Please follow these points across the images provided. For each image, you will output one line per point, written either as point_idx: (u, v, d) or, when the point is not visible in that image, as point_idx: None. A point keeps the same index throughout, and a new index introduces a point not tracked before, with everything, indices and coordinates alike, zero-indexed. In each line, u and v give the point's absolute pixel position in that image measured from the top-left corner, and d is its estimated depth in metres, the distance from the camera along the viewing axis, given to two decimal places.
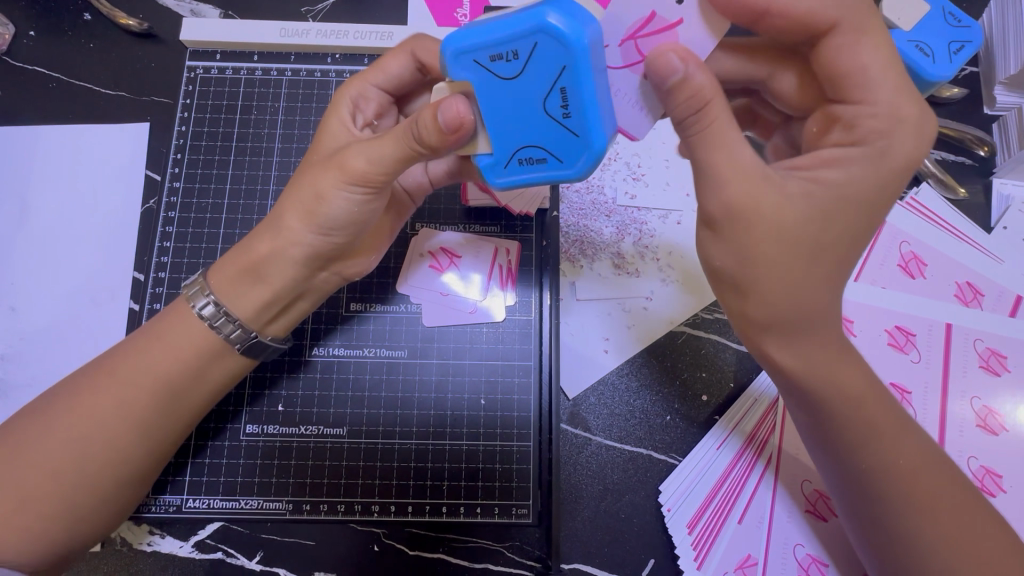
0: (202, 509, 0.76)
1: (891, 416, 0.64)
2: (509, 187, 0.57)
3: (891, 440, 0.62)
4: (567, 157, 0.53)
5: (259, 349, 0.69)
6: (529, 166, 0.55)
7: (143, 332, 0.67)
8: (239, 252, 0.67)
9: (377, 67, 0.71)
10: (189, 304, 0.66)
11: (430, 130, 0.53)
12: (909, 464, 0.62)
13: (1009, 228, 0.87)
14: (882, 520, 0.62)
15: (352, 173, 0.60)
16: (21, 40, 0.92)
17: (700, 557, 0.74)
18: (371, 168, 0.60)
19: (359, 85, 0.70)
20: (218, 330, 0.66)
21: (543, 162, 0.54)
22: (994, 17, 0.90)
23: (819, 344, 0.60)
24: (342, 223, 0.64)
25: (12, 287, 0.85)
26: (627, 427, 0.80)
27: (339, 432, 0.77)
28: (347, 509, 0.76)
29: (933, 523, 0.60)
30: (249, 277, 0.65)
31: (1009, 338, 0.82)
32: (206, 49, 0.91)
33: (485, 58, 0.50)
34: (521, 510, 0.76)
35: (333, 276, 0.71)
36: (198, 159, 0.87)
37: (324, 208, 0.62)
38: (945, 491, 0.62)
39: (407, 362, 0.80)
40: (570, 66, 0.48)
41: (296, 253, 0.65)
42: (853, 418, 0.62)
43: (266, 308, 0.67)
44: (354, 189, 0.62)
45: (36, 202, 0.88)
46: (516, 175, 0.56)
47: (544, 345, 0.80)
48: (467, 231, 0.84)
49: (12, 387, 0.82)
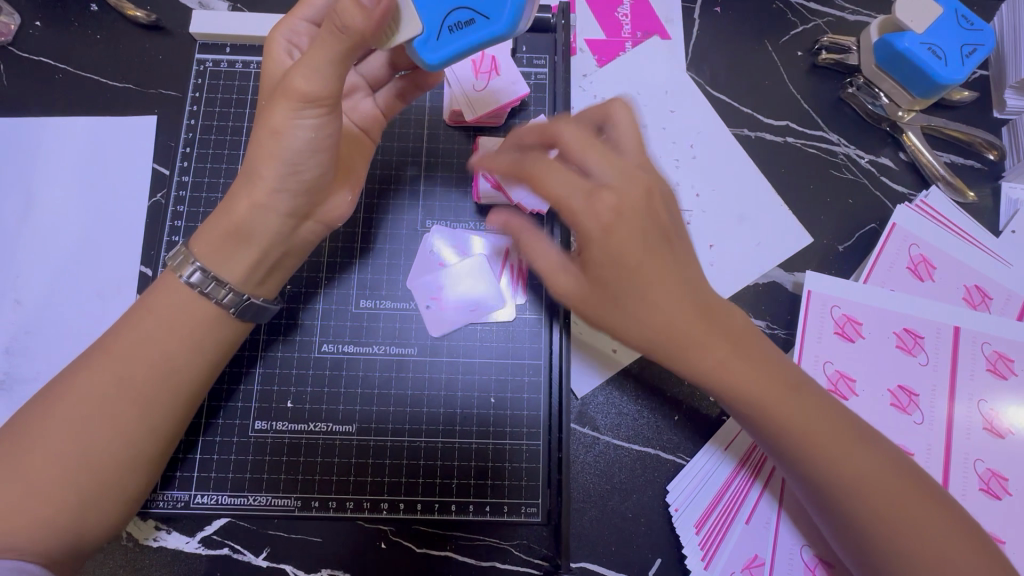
0: (209, 505, 0.75)
1: (829, 425, 0.61)
2: (446, 60, 0.63)
3: (862, 467, 0.61)
4: (492, 12, 0.60)
5: (253, 312, 0.68)
6: (459, 30, 0.61)
7: (134, 309, 0.66)
8: (218, 217, 0.67)
9: (304, 2, 0.72)
10: (176, 274, 0.66)
11: (353, 15, 0.55)
12: (885, 490, 0.60)
13: (1018, 232, 0.87)
14: (866, 545, 0.61)
15: (300, 94, 0.61)
16: (27, 30, 0.91)
17: (707, 557, 0.75)
18: (313, 84, 0.60)
19: (289, 22, 0.72)
20: (210, 296, 0.65)
21: (473, 23, 0.61)
22: (1005, 20, 0.90)
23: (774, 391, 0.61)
24: (307, 152, 0.64)
25: (16, 280, 0.85)
26: (635, 426, 0.80)
27: (348, 429, 0.77)
28: (355, 506, 0.75)
29: (914, 544, 0.59)
30: (235, 239, 0.66)
31: (1018, 342, 0.82)
32: (215, 42, 0.90)
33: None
34: (530, 509, 0.76)
35: (317, 224, 0.72)
36: (207, 153, 0.87)
37: (282, 142, 0.63)
38: (925, 513, 0.60)
39: (417, 360, 0.80)
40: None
41: (279, 204, 0.66)
42: (821, 457, 0.61)
43: (254, 269, 0.67)
44: (307, 112, 0.62)
45: (42, 194, 0.88)
46: (448, 45, 0.62)
47: (554, 343, 0.80)
48: (477, 228, 0.84)
49: (17, 380, 0.82)
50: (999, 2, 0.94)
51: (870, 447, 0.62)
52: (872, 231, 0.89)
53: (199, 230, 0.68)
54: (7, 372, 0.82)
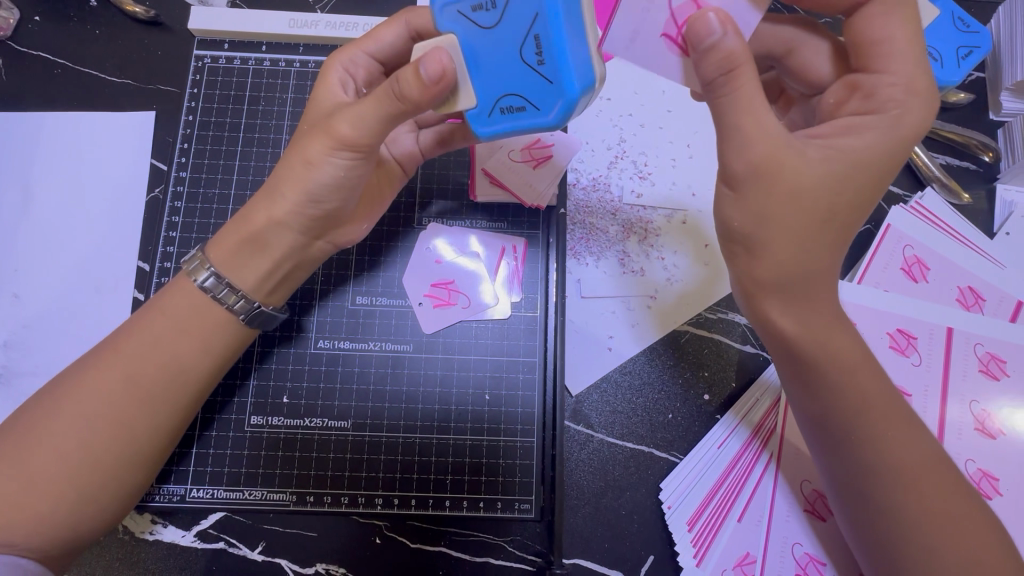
0: (206, 499, 0.76)
1: (889, 409, 0.63)
2: (494, 136, 0.60)
3: (895, 435, 0.62)
4: (543, 104, 0.56)
5: (262, 319, 0.69)
6: (509, 114, 0.58)
7: (146, 308, 0.67)
8: (237, 225, 0.67)
9: (370, 36, 0.71)
10: (190, 278, 0.67)
11: (411, 85, 0.55)
12: (912, 462, 0.62)
13: (1011, 234, 0.87)
14: (873, 510, 0.63)
15: (339, 138, 0.61)
16: (27, 25, 0.91)
17: (699, 554, 0.75)
18: (358, 132, 0.61)
19: (350, 51, 0.70)
20: (221, 301, 0.66)
21: (523, 110, 0.57)
22: (1002, 22, 0.90)
23: (838, 339, 0.62)
24: (333, 190, 0.65)
25: (14, 274, 0.85)
26: (628, 424, 0.81)
27: (344, 425, 0.78)
28: (351, 502, 0.76)
29: (926, 513, 0.60)
30: (252, 249, 0.66)
31: (1010, 343, 0.83)
32: (215, 38, 0.90)
33: (469, 10, 0.57)
34: (523, 505, 0.77)
35: (329, 245, 0.72)
36: (205, 149, 0.87)
37: (314, 174, 0.63)
38: (943, 489, 0.61)
39: (412, 357, 0.80)
40: (541, 13, 0.53)
41: (299, 224, 0.66)
42: (860, 415, 0.62)
43: (268, 278, 0.68)
44: (341, 155, 0.62)
45: (40, 189, 0.88)
46: (499, 125, 0.59)
47: (549, 341, 0.81)
48: (473, 226, 0.84)
49: (15, 374, 0.82)
50: (997, 5, 0.95)
51: (901, 415, 0.63)
52: (866, 232, 0.88)
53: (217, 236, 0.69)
54: (5, 366, 0.83)
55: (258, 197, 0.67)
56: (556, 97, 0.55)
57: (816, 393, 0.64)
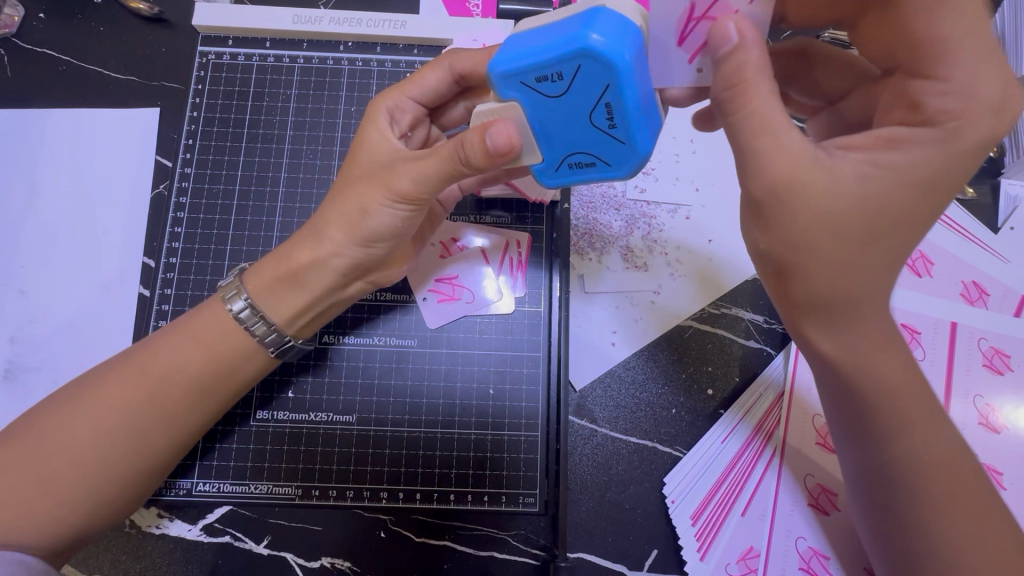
0: (212, 493, 0.76)
1: (926, 404, 0.63)
2: (558, 185, 0.61)
3: (922, 432, 0.62)
4: (614, 161, 0.56)
5: (290, 351, 0.70)
6: (577, 169, 0.58)
7: (171, 328, 0.68)
8: (278, 259, 0.67)
9: (414, 81, 0.71)
10: (224, 306, 0.67)
11: (475, 152, 0.55)
12: (940, 458, 0.62)
13: (1016, 229, 0.87)
14: (893, 507, 0.64)
15: (396, 190, 0.62)
16: (31, 22, 0.91)
17: (703, 547, 0.76)
18: (417, 186, 0.61)
19: (396, 96, 0.71)
20: (251, 331, 0.67)
21: (593, 166, 0.57)
22: (1007, 16, 0.90)
23: (858, 340, 0.60)
24: (384, 235, 0.65)
25: (20, 271, 0.86)
26: (633, 419, 0.81)
27: (349, 419, 0.78)
28: (356, 495, 0.76)
29: (946, 514, 0.61)
30: (288, 283, 0.66)
31: (1012, 338, 0.83)
32: (219, 35, 0.90)
33: (530, 80, 0.52)
34: (527, 499, 0.77)
35: (367, 284, 0.71)
36: (210, 145, 0.87)
37: (369, 221, 0.64)
38: (968, 489, 0.62)
39: (417, 351, 0.81)
40: (614, 84, 0.50)
41: (339, 264, 0.66)
42: (891, 405, 0.62)
43: (300, 313, 0.68)
44: (398, 206, 0.63)
45: (46, 187, 0.88)
46: (564, 177, 0.60)
47: (553, 336, 0.81)
48: (479, 221, 0.84)
49: (21, 368, 0.83)
50: None
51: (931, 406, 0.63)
52: None
53: (253, 264, 0.69)
54: (12, 361, 0.83)
55: (301, 233, 0.68)
56: (628, 155, 0.55)
57: (860, 395, 0.62)
